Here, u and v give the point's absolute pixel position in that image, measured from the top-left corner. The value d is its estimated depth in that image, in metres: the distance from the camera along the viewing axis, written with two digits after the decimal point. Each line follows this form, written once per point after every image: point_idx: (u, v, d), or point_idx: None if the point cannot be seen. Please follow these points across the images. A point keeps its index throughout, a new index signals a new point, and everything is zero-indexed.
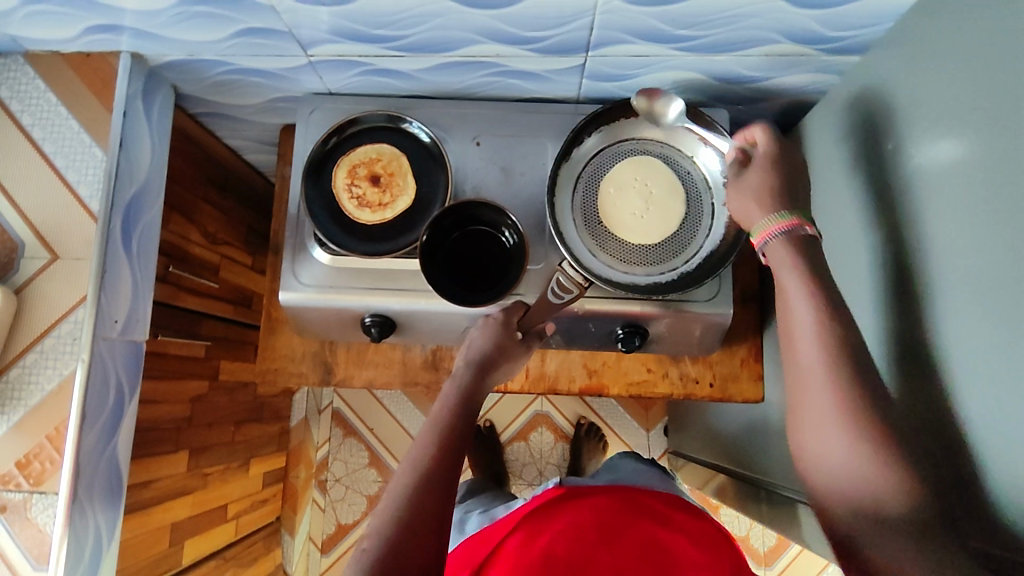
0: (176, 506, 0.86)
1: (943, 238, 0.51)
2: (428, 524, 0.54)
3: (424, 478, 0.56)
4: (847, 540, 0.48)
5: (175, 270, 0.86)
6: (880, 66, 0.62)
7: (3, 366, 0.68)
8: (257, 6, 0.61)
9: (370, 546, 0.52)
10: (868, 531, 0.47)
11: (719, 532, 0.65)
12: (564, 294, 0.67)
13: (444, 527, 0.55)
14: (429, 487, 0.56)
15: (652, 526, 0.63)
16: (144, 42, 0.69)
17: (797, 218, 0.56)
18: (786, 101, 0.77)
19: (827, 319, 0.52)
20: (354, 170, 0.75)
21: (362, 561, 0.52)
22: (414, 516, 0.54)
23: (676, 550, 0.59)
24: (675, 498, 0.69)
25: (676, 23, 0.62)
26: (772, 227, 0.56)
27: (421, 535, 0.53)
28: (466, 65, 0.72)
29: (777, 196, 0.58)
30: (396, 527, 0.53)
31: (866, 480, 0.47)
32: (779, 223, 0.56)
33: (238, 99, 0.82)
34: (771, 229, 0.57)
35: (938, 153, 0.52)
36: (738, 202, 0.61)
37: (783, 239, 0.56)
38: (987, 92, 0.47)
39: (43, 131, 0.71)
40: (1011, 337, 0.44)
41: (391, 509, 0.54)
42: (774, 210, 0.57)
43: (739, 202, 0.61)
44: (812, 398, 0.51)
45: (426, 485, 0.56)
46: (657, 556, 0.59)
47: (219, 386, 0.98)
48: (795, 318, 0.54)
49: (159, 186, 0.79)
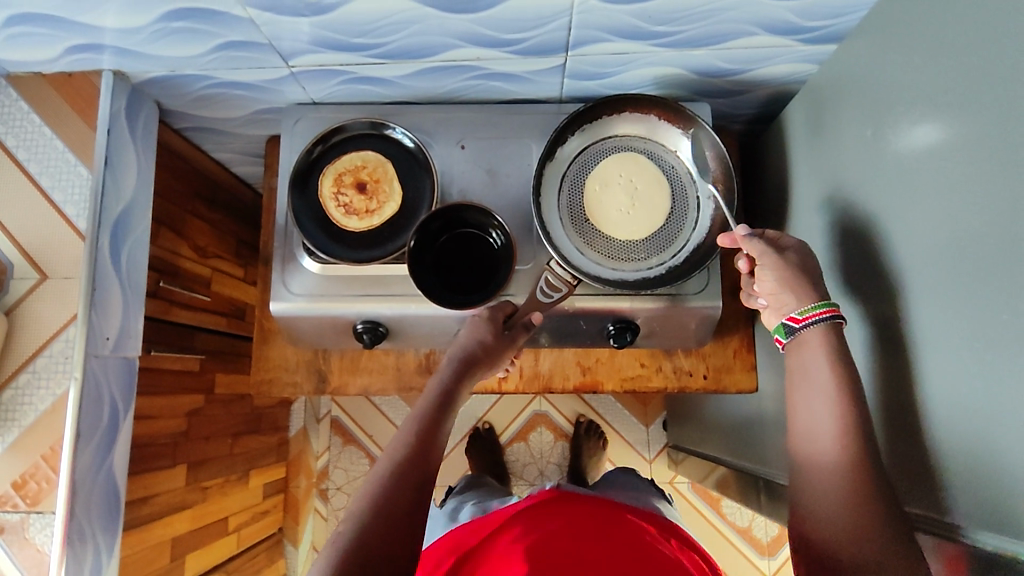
0: (176, 521, 0.86)
1: (923, 222, 0.52)
2: (403, 507, 0.54)
3: (403, 464, 0.57)
4: (819, 530, 0.52)
5: (166, 285, 0.86)
6: (856, 54, 0.62)
7: None
8: (237, 19, 0.61)
9: (345, 526, 0.53)
10: (839, 521, 0.51)
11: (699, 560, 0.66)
12: (553, 292, 0.70)
13: (420, 515, 0.55)
14: (409, 479, 0.57)
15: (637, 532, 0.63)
16: (126, 59, 0.69)
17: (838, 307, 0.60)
18: (766, 93, 0.78)
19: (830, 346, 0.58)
20: (340, 178, 0.75)
21: (334, 541, 0.52)
22: (388, 497, 0.55)
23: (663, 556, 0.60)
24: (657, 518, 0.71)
25: (652, 19, 0.63)
26: (820, 311, 0.59)
27: (397, 520, 0.53)
28: (448, 69, 0.72)
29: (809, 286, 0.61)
30: (372, 510, 0.53)
31: (844, 481, 0.53)
32: (827, 308, 0.59)
33: (223, 112, 0.82)
34: (819, 312, 0.59)
35: (916, 138, 0.53)
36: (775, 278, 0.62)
37: (830, 323, 0.59)
38: (959, 76, 0.48)
39: (28, 152, 0.71)
40: (992, 317, 0.45)
41: (369, 493, 0.55)
42: (810, 299, 0.60)
43: (772, 284, 0.62)
44: (813, 440, 0.57)
45: (406, 476, 0.57)
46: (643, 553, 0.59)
47: (215, 399, 0.98)
48: (803, 357, 0.60)
49: (147, 203, 0.79)
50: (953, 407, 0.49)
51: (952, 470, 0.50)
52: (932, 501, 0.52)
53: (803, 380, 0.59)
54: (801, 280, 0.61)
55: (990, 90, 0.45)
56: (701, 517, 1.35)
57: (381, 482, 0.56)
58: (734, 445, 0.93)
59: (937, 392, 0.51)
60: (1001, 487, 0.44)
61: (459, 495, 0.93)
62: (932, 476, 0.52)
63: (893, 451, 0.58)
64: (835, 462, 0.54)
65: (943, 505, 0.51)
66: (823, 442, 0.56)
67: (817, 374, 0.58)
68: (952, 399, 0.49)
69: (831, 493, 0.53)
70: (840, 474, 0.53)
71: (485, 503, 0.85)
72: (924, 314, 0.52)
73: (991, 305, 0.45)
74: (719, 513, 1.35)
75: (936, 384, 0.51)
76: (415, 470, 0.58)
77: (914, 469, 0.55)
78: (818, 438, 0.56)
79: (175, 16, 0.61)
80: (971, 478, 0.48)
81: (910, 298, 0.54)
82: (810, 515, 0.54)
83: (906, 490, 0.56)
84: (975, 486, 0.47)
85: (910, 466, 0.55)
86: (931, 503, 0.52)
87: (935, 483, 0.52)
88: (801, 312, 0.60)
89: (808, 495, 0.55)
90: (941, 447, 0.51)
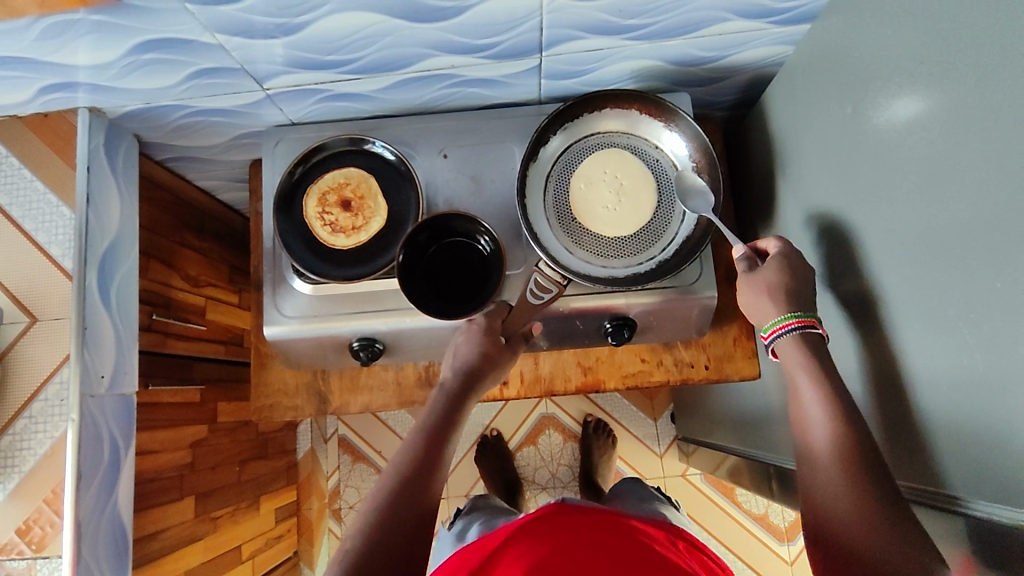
0: (187, 554, 0.85)
1: (909, 196, 0.51)
2: (402, 530, 0.56)
3: (400, 485, 0.59)
4: (818, 529, 0.53)
5: (160, 317, 0.85)
6: (829, 32, 0.62)
7: None
8: (206, 47, 0.61)
9: (349, 543, 0.55)
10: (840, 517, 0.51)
11: (704, 559, 0.66)
12: (544, 294, 0.69)
13: (421, 531, 0.57)
14: (406, 494, 0.58)
15: (638, 537, 0.64)
16: (100, 95, 0.69)
17: (808, 319, 0.61)
18: (745, 77, 0.78)
19: (818, 369, 0.59)
20: (324, 197, 0.75)
21: (340, 558, 0.54)
22: (389, 515, 0.57)
23: (661, 556, 0.60)
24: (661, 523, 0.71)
25: (624, 13, 0.62)
26: (788, 323, 0.61)
27: (397, 539, 0.55)
28: (424, 79, 0.72)
29: (791, 299, 0.62)
30: (372, 527, 0.56)
31: (844, 488, 0.52)
32: (796, 320, 0.61)
33: (203, 140, 0.82)
34: (787, 324, 0.61)
35: (896, 111, 0.52)
36: (749, 297, 0.66)
37: (798, 333, 0.61)
38: (935, 45, 0.47)
39: (10, 197, 0.72)
40: (986, 285, 0.43)
41: (369, 511, 0.57)
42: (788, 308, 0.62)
43: (753, 296, 0.65)
44: (802, 421, 0.59)
45: (403, 492, 0.59)
46: (645, 557, 0.60)
47: (219, 428, 0.98)
48: (797, 386, 0.60)
49: (133, 238, 0.79)
50: (956, 381, 0.48)
51: (959, 446, 0.48)
52: (944, 477, 0.51)
53: (798, 402, 0.59)
54: (765, 297, 0.63)
55: (970, 54, 0.44)
56: (718, 507, 1.35)
57: (379, 505, 0.57)
58: (743, 434, 0.92)
59: (937, 366, 0.50)
60: (1010, 460, 0.43)
61: (467, 515, 0.92)
62: (942, 451, 0.51)
63: (899, 429, 0.56)
64: (831, 449, 0.54)
65: (956, 480, 0.49)
66: (812, 418, 0.57)
67: (809, 396, 0.58)
68: (953, 373, 0.48)
69: (829, 479, 0.54)
70: (834, 453, 0.54)
71: (492, 521, 0.85)
72: (919, 287, 0.51)
73: (982, 273, 0.44)
74: (734, 503, 1.34)
75: (936, 357, 0.50)
76: (413, 492, 0.59)
77: (923, 446, 0.53)
78: (808, 417, 0.58)
79: (145, 48, 0.61)
80: (978, 452, 0.46)
81: (903, 273, 0.53)
82: (811, 505, 0.54)
83: (919, 469, 0.54)
84: (986, 457, 0.46)
85: (918, 443, 0.54)
86: (944, 479, 0.51)
87: (945, 458, 0.50)
88: (767, 327, 0.63)
89: (810, 484, 0.55)
90: (946, 423, 0.49)
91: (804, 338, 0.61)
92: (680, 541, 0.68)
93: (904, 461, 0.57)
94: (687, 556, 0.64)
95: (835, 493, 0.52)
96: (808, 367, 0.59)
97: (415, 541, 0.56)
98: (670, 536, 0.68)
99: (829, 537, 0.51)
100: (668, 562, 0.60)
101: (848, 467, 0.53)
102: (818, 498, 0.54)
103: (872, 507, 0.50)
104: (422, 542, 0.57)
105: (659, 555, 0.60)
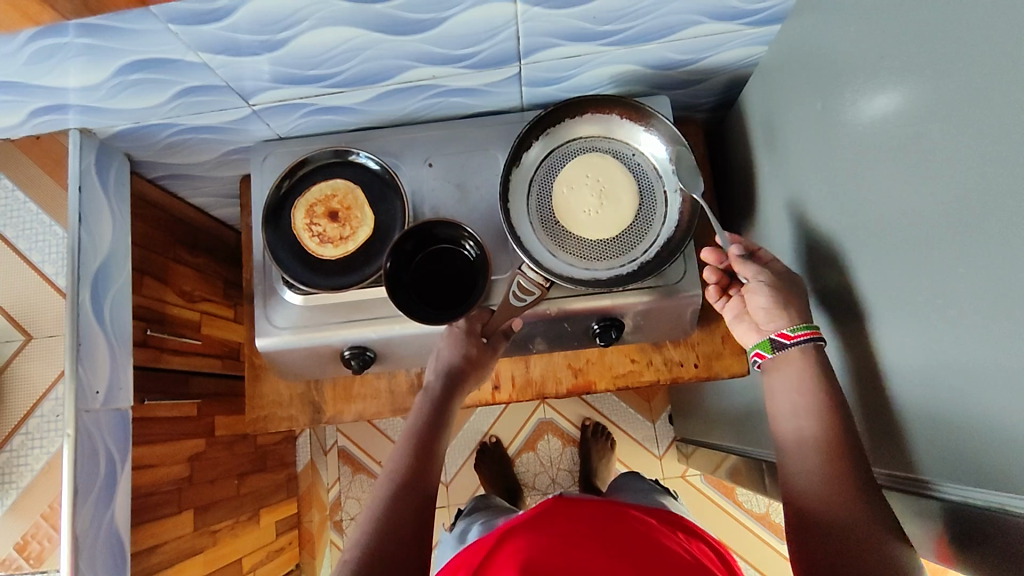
0: (188, 568, 0.86)
1: (879, 188, 0.52)
2: (400, 537, 0.56)
3: (398, 494, 0.60)
4: (801, 523, 0.52)
5: (154, 333, 0.86)
6: (799, 31, 0.63)
7: (5, 438, 0.75)
8: (191, 65, 0.63)
9: (352, 555, 0.55)
10: (824, 510, 0.51)
11: (701, 544, 0.66)
12: (526, 295, 0.71)
13: (424, 535, 0.58)
14: (406, 500, 0.59)
15: (628, 530, 0.63)
16: (90, 116, 0.70)
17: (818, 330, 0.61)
18: (722, 79, 0.79)
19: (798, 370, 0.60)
20: (312, 209, 0.76)
21: (345, 570, 0.54)
22: (391, 523, 0.57)
23: (653, 545, 0.61)
24: (654, 511, 0.71)
25: (597, 20, 0.64)
26: (803, 332, 0.60)
27: (401, 546, 0.56)
28: (407, 90, 0.73)
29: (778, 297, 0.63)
30: (376, 535, 0.56)
31: (827, 483, 0.53)
32: (809, 330, 0.60)
33: (192, 158, 0.83)
34: (800, 334, 0.61)
35: (862, 107, 0.53)
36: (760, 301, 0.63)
37: (811, 345, 0.60)
38: (895, 40, 0.48)
39: (16, 230, 0.78)
40: (952, 272, 0.44)
41: (371, 519, 0.58)
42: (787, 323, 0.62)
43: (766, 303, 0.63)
44: (780, 397, 0.60)
45: (402, 498, 0.59)
46: (633, 548, 0.59)
47: (216, 442, 0.98)
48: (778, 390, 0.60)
49: (125, 254, 0.80)
50: (927, 370, 0.48)
51: (936, 436, 0.49)
52: (923, 464, 0.51)
53: (778, 406, 0.60)
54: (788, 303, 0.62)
55: (927, 47, 0.45)
56: (719, 508, 1.34)
57: (377, 516, 0.58)
58: (738, 431, 0.92)
59: (910, 355, 0.50)
60: (983, 444, 0.44)
61: (468, 517, 0.93)
62: (920, 438, 0.51)
63: (880, 420, 0.57)
64: (815, 447, 0.55)
65: (936, 466, 0.50)
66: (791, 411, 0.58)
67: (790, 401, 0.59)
68: (925, 361, 0.49)
69: (812, 474, 0.54)
70: (817, 454, 0.55)
71: (491, 521, 0.86)
72: (890, 278, 0.52)
73: (947, 259, 0.45)
74: (735, 502, 1.34)
75: (908, 346, 0.51)
76: (411, 499, 0.60)
77: (901, 435, 0.54)
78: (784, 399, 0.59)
79: (130, 69, 0.62)
80: (952, 439, 0.47)
81: (876, 264, 0.54)
82: (790, 491, 0.55)
83: (900, 457, 0.55)
84: (959, 443, 0.46)
85: (896, 432, 0.54)
86: (924, 466, 0.51)
87: (924, 445, 0.51)
88: (793, 329, 0.61)
89: (792, 482, 0.55)
90: (922, 412, 0.50)
91: (805, 360, 0.60)
92: (680, 530, 0.68)
93: (886, 450, 0.57)
94: (686, 543, 0.64)
95: (816, 482, 0.53)
96: (792, 374, 0.60)
97: (416, 545, 0.57)
98: (667, 525, 0.68)
99: (815, 531, 0.50)
100: (673, 554, 0.59)
101: (829, 459, 0.54)
102: (796, 484, 0.54)
103: (860, 502, 0.51)
104: (424, 546, 0.57)
105: (657, 545, 0.61)
